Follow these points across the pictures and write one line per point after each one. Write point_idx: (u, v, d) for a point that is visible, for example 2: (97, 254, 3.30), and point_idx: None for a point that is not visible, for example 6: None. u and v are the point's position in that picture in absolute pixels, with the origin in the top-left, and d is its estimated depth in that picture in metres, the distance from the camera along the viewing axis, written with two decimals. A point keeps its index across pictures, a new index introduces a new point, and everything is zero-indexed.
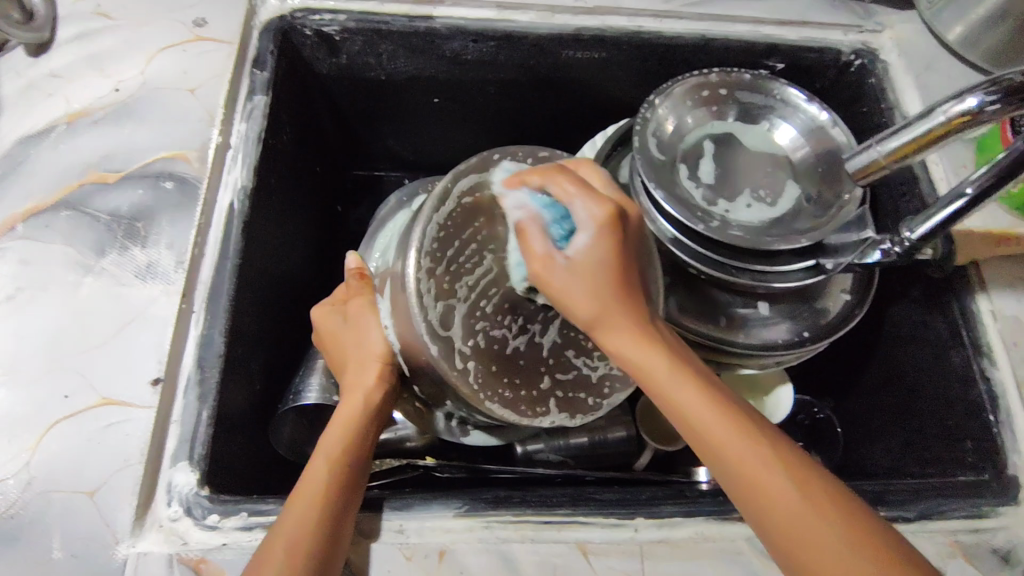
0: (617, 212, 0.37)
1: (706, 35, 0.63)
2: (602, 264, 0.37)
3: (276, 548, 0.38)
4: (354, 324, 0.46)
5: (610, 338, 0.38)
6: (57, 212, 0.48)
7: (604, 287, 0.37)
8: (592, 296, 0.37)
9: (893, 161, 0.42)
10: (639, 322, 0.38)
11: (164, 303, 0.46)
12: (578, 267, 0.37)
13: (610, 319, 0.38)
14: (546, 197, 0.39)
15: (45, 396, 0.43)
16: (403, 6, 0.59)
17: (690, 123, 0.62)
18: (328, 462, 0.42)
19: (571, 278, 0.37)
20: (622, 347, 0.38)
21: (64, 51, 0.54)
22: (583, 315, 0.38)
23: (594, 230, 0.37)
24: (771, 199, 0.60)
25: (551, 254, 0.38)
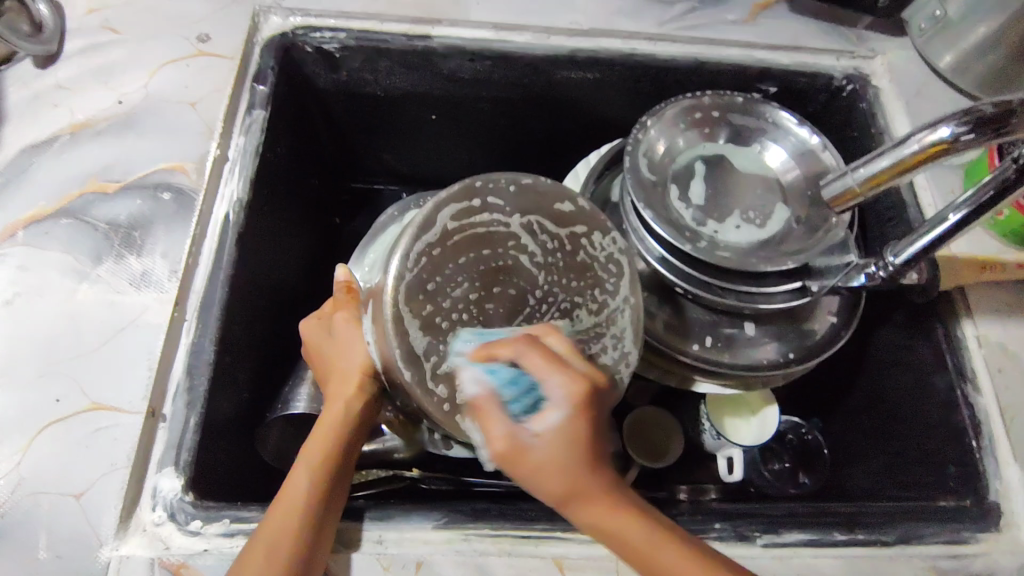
0: (592, 389, 0.35)
1: (699, 58, 0.64)
2: (580, 439, 0.35)
3: (258, 551, 0.39)
4: (338, 336, 0.47)
5: (581, 507, 0.37)
6: (56, 220, 0.49)
7: (575, 468, 0.35)
8: (564, 485, 0.36)
9: (868, 190, 0.43)
10: (601, 480, 0.37)
11: (157, 310, 0.47)
12: (554, 452, 0.35)
13: (586, 501, 0.36)
14: (508, 371, 0.36)
15: (37, 400, 0.44)
16: (403, 25, 0.61)
17: (682, 144, 0.64)
18: (309, 470, 0.42)
19: (545, 459, 0.35)
20: (593, 523, 0.37)
21: (70, 64, 0.56)
22: (560, 500, 0.36)
23: (568, 411, 0.34)
24: (760, 220, 0.61)
25: (516, 435, 0.35)
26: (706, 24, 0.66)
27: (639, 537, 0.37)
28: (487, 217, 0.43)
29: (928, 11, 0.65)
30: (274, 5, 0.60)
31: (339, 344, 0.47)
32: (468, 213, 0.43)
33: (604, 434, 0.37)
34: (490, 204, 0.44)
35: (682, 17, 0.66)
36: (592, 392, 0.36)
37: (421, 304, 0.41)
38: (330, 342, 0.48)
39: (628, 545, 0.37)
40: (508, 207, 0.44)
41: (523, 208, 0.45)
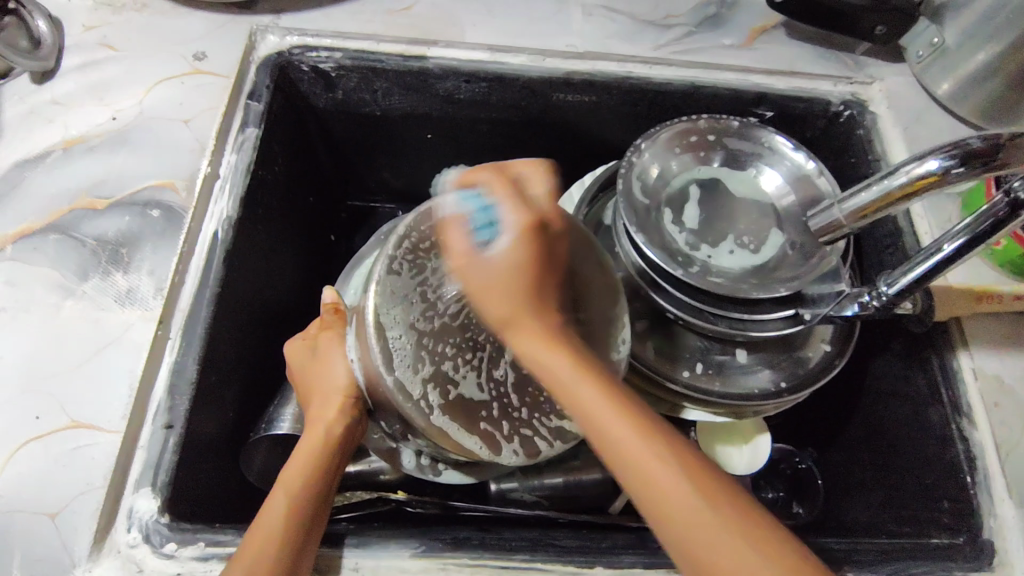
0: (537, 221, 0.41)
1: (695, 82, 0.64)
2: (522, 267, 0.39)
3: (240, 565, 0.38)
4: (323, 356, 0.47)
5: (514, 325, 0.38)
6: (45, 236, 0.49)
7: (529, 248, 0.40)
8: (499, 295, 0.38)
9: (856, 221, 0.43)
10: (534, 300, 0.39)
11: (140, 328, 0.46)
12: (502, 253, 0.39)
13: (521, 326, 0.38)
14: (477, 199, 0.43)
15: (17, 416, 0.43)
16: (398, 46, 0.61)
17: (677, 168, 0.63)
18: (292, 484, 0.42)
19: (496, 256, 0.39)
20: (528, 352, 0.37)
21: (67, 80, 0.56)
22: (494, 316, 0.38)
23: (514, 232, 0.40)
24: (755, 245, 0.61)
25: (471, 250, 0.41)
26: (702, 48, 0.66)
27: (562, 365, 0.37)
28: None
29: (925, 39, 0.64)
30: (271, 24, 0.60)
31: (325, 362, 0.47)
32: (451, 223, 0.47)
33: (546, 273, 0.40)
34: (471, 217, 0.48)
35: (678, 41, 0.65)
36: (542, 227, 0.41)
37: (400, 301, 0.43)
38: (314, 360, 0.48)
39: (555, 378, 0.37)
40: None
41: None
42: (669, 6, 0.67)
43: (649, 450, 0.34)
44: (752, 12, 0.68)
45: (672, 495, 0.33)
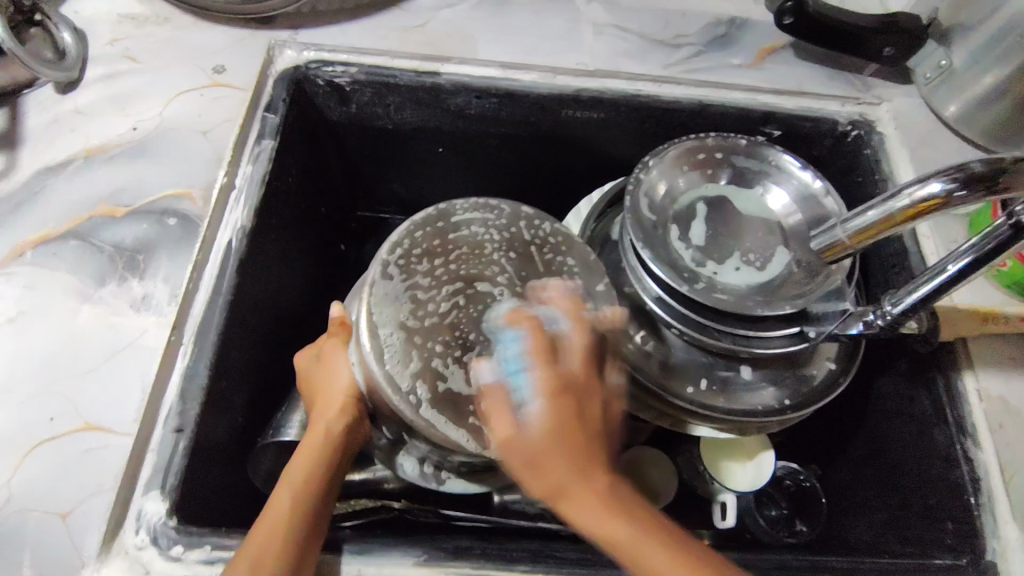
0: (567, 379, 0.39)
1: (703, 100, 0.65)
2: (566, 432, 0.37)
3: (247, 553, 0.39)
4: (330, 360, 0.48)
5: (567, 496, 0.37)
6: (64, 242, 0.51)
7: (570, 404, 0.38)
8: (557, 472, 0.37)
9: (859, 244, 0.44)
10: (579, 459, 0.37)
11: (154, 334, 0.48)
12: (544, 421, 0.38)
13: (570, 498, 0.37)
14: (512, 354, 0.41)
15: (32, 418, 0.44)
16: (412, 62, 0.62)
17: (685, 185, 0.64)
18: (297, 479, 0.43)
19: (539, 439, 0.37)
20: (586, 521, 0.37)
21: (90, 90, 0.58)
22: (557, 500, 0.37)
23: (543, 395, 0.38)
24: (761, 262, 0.61)
25: (512, 424, 0.39)
26: (711, 67, 0.66)
27: (627, 535, 0.36)
28: (458, 241, 0.49)
29: (933, 61, 0.65)
30: (288, 39, 0.62)
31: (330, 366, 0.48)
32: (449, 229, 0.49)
33: (593, 429, 0.39)
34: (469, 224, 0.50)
35: (688, 60, 0.66)
36: (569, 382, 0.39)
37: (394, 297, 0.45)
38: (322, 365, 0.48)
39: (615, 540, 0.36)
40: (475, 230, 0.50)
41: (489, 232, 0.50)
42: (679, 25, 0.68)
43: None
44: (761, 32, 0.69)
45: None
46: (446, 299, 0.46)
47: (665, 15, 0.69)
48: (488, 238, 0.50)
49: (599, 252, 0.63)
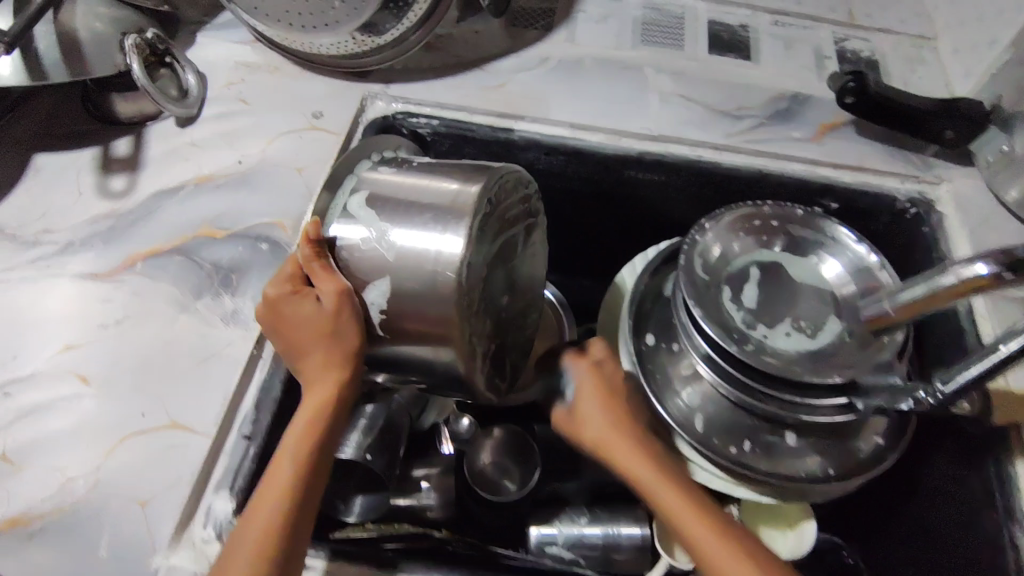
0: (601, 384, 0.59)
1: (762, 169, 0.67)
2: (611, 406, 0.57)
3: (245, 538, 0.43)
4: (338, 315, 0.48)
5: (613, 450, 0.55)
6: (171, 257, 0.57)
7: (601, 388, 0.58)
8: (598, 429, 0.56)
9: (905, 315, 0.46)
10: (632, 439, 0.55)
11: (240, 346, 0.52)
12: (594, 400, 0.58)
13: (649, 490, 0.52)
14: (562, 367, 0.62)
15: (126, 412, 0.49)
16: (489, 118, 0.68)
17: (741, 250, 0.67)
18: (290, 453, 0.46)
19: (596, 414, 0.57)
20: (671, 506, 0.51)
21: (206, 126, 0.65)
22: (597, 441, 0.56)
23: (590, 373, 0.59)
24: (812, 330, 0.63)
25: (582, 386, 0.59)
26: (771, 139, 0.69)
27: (670, 501, 0.51)
28: (497, 208, 0.52)
29: (994, 146, 0.66)
30: (380, 91, 0.69)
31: (335, 332, 0.48)
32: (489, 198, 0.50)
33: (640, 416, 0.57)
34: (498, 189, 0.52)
35: (749, 131, 0.70)
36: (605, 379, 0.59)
37: (465, 294, 0.48)
38: (322, 322, 0.48)
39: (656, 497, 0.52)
40: (504, 196, 0.53)
41: (509, 196, 0.53)
42: (743, 98, 0.72)
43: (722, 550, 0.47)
44: (824, 108, 0.72)
45: None
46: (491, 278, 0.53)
47: (729, 88, 0.73)
48: (507, 203, 0.53)
49: (652, 307, 0.66)
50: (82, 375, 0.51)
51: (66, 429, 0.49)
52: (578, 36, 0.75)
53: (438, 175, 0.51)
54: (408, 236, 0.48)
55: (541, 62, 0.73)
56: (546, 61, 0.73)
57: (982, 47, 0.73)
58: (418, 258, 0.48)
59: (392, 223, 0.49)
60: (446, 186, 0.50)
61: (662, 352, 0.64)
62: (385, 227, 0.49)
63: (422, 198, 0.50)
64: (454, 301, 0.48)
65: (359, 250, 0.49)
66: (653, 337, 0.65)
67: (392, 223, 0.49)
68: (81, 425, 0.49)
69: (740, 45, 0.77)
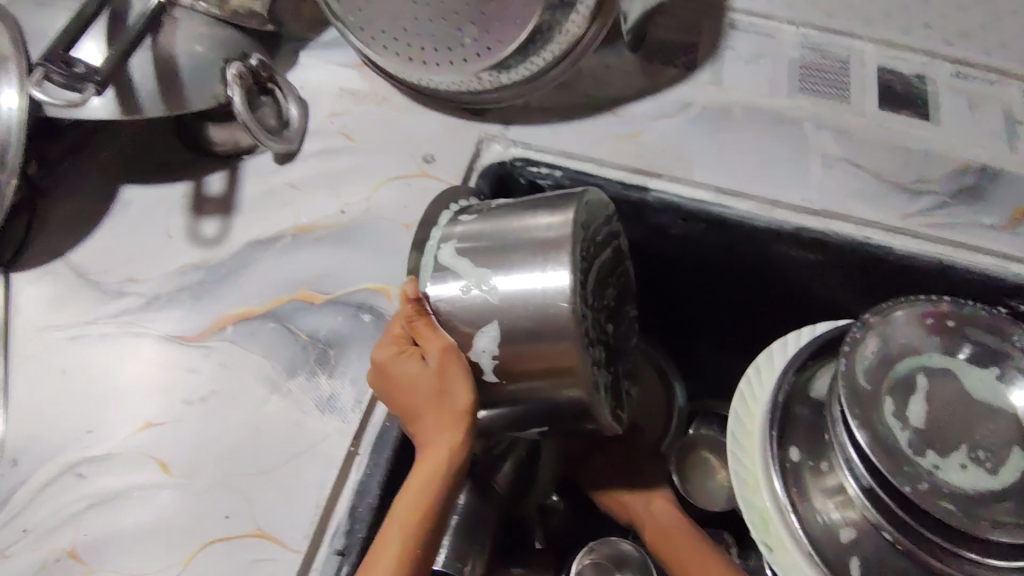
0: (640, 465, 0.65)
1: (944, 260, 0.56)
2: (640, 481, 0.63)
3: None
4: (443, 372, 0.41)
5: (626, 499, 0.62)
6: (262, 322, 0.50)
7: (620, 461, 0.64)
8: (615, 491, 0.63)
9: None
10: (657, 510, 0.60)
11: (336, 441, 0.46)
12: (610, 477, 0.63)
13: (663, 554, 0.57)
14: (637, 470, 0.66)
15: (208, 512, 0.43)
16: (621, 173, 0.59)
17: (908, 350, 0.56)
18: (394, 525, 0.39)
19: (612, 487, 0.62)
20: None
21: (306, 163, 0.58)
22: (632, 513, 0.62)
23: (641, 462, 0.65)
24: (992, 464, 0.53)
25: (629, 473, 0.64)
26: (954, 222, 0.58)
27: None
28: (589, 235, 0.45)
29: None
30: (499, 134, 0.61)
31: (443, 391, 0.41)
32: (583, 225, 0.43)
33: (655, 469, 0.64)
34: (590, 216, 0.45)
35: (929, 211, 0.59)
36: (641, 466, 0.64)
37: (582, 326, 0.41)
38: (427, 381, 0.41)
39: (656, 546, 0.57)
40: (596, 223, 0.46)
41: (599, 223, 0.47)
42: (919, 167, 0.61)
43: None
44: (1019, 188, 0.60)
45: None
46: (593, 313, 0.46)
47: (903, 154, 0.62)
48: (597, 232, 0.46)
49: (797, 411, 0.56)
50: (161, 462, 0.45)
51: (143, 526, 0.43)
52: (725, 79, 0.65)
53: (526, 213, 0.43)
54: (507, 272, 0.41)
55: (681, 109, 0.63)
56: (687, 107, 0.63)
57: None
58: (528, 301, 0.40)
59: (495, 270, 0.41)
60: (539, 222, 0.42)
61: (807, 472, 0.54)
62: (487, 277, 0.41)
63: (515, 238, 0.42)
64: (573, 333, 0.40)
65: (460, 300, 0.42)
66: (798, 452, 0.55)
67: (495, 268, 0.41)
68: (159, 524, 0.43)
69: (915, 100, 0.65)
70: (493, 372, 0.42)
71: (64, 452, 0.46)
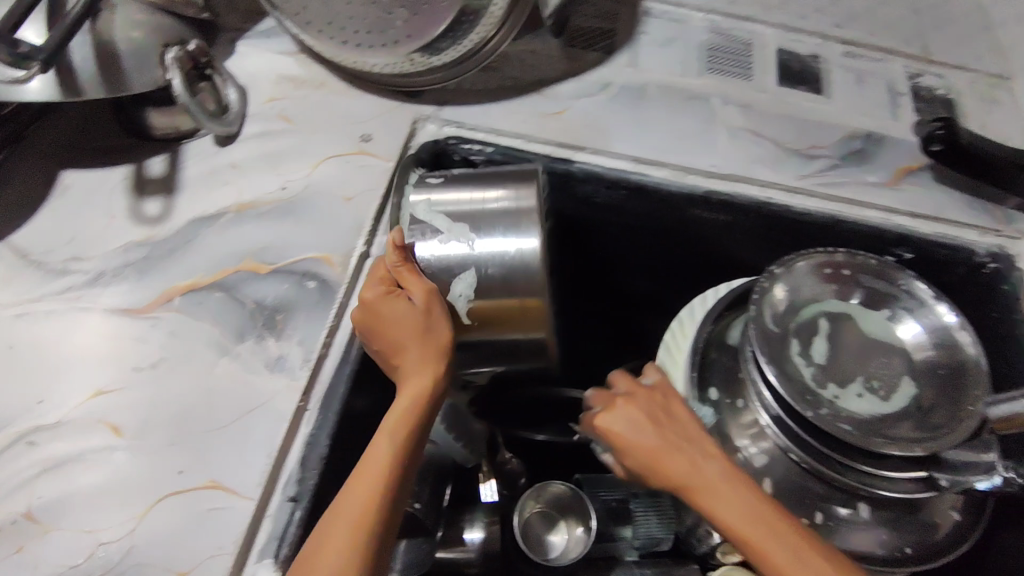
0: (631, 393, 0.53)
1: (836, 216, 0.63)
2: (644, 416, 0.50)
3: (328, 536, 0.39)
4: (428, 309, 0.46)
5: (669, 464, 0.47)
6: (210, 292, 0.52)
7: (644, 400, 0.51)
8: (644, 452, 0.49)
9: None
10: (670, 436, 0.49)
11: (285, 397, 0.48)
12: (626, 415, 0.51)
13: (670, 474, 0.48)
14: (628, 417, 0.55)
15: (163, 469, 0.46)
16: (548, 147, 0.64)
17: (811, 297, 0.63)
18: (377, 443, 0.43)
19: (629, 434, 0.50)
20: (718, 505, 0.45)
21: (247, 145, 0.61)
22: (678, 481, 0.47)
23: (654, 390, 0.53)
24: (885, 392, 0.59)
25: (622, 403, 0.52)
26: (845, 183, 0.65)
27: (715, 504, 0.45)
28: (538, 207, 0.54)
29: None
30: (433, 114, 0.64)
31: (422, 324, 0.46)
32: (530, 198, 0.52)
33: (695, 423, 0.50)
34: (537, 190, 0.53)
35: (823, 173, 0.65)
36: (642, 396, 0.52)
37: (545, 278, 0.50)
38: (416, 318, 0.46)
39: (720, 519, 0.44)
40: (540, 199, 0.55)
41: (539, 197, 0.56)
42: (814, 136, 0.68)
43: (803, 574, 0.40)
44: (900, 150, 0.68)
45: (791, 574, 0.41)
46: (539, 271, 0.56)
47: (799, 125, 0.68)
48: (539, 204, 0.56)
49: (714, 357, 0.62)
50: (114, 426, 0.47)
51: (99, 485, 0.45)
52: (641, 60, 0.71)
53: (496, 183, 0.51)
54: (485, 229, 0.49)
55: (602, 88, 0.68)
56: (607, 87, 0.68)
57: None
58: (502, 255, 0.48)
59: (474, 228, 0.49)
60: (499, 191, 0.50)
61: (725, 408, 0.59)
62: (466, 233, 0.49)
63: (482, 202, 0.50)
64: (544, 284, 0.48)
65: (443, 251, 0.49)
66: (717, 391, 0.60)
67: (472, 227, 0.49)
68: (115, 482, 0.45)
69: (811, 76, 0.72)
70: (467, 313, 0.49)
71: (15, 423, 0.47)
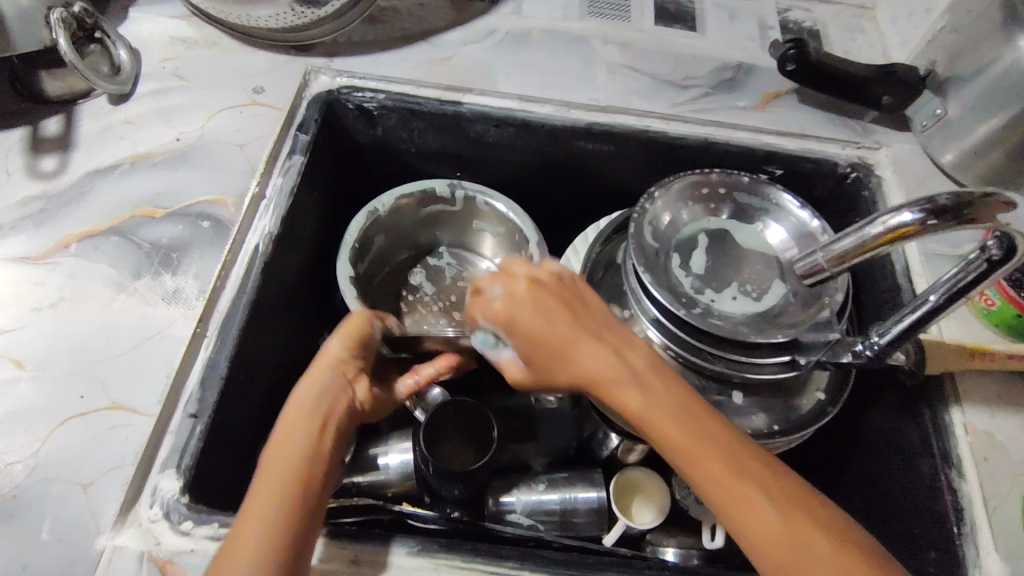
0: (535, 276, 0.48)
1: (708, 138, 0.68)
2: (538, 298, 0.46)
3: (245, 535, 0.40)
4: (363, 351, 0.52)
5: (580, 357, 0.44)
6: (107, 237, 0.55)
7: (555, 285, 0.47)
8: (554, 344, 0.45)
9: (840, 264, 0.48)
10: (584, 325, 0.45)
11: (182, 325, 0.51)
12: (530, 304, 0.46)
13: (574, 355, 0.44)
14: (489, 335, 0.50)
15: (65, 396, 0.48)
16: (437, 91, 0.67)
17: (689, 217, 0.67)
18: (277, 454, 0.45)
19: (540, 326, 0.45)
20: (624, 390, 0.43)
21: (140, 103, 0.63)
22: (591, 374, 0.44)
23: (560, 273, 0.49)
24: (757, 293, 0.63)
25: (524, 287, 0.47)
26: (716, 108, 0.70)
27: (639, 401, 0.43)
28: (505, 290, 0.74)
29: (929, 111, 0.68)
30: (324, 66, 0.67)
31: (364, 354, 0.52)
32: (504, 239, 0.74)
33: (607, 313, 0.48)
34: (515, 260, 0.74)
35: (694, 101, 0.70)
36: (548, 279, 0.48)
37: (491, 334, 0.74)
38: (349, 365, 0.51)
39: (644, 415, 0.43)
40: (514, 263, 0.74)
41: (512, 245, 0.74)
42: (688, 68, 0.73)
43: (746, 486, 0.40)
44: (766, 77, 0.73)
45: (725, 481, 0.40)
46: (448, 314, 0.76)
47: (675, 60, 0.73)
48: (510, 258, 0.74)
49: (602, 276, 0.67)
50: (16, 360, 0.49)
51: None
52: (525, 8, 0.75)
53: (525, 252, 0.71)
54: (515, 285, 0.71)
55: (487, 35, 0.72)
56: (493, 33, 0.72)
57: (917, 15, 0.75)
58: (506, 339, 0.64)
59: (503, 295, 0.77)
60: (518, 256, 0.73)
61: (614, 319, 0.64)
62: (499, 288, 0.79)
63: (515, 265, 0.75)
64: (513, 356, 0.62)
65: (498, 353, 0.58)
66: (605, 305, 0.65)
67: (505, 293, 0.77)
68: (18, 410, 0.48)
69: (685, 16, 0.77)
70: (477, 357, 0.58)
71: None
